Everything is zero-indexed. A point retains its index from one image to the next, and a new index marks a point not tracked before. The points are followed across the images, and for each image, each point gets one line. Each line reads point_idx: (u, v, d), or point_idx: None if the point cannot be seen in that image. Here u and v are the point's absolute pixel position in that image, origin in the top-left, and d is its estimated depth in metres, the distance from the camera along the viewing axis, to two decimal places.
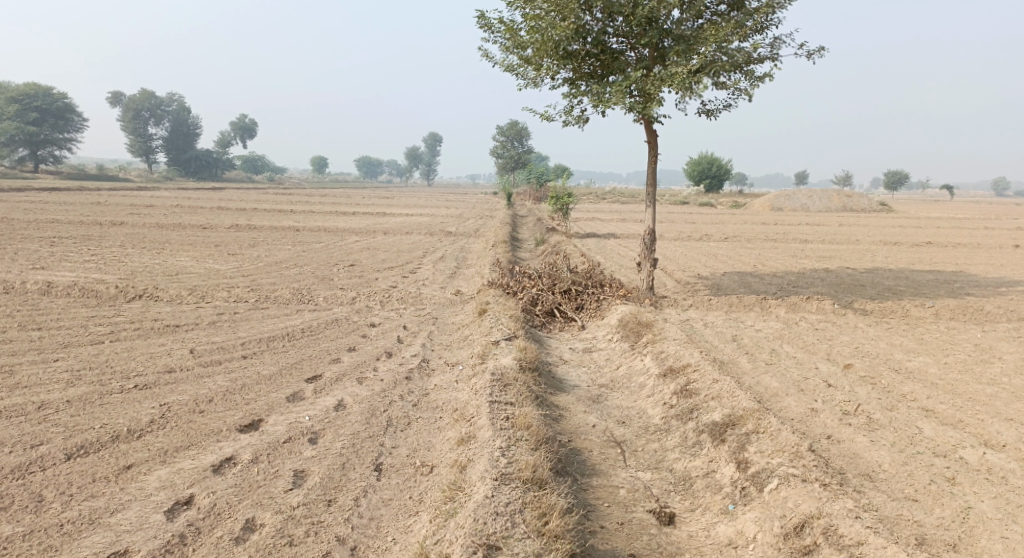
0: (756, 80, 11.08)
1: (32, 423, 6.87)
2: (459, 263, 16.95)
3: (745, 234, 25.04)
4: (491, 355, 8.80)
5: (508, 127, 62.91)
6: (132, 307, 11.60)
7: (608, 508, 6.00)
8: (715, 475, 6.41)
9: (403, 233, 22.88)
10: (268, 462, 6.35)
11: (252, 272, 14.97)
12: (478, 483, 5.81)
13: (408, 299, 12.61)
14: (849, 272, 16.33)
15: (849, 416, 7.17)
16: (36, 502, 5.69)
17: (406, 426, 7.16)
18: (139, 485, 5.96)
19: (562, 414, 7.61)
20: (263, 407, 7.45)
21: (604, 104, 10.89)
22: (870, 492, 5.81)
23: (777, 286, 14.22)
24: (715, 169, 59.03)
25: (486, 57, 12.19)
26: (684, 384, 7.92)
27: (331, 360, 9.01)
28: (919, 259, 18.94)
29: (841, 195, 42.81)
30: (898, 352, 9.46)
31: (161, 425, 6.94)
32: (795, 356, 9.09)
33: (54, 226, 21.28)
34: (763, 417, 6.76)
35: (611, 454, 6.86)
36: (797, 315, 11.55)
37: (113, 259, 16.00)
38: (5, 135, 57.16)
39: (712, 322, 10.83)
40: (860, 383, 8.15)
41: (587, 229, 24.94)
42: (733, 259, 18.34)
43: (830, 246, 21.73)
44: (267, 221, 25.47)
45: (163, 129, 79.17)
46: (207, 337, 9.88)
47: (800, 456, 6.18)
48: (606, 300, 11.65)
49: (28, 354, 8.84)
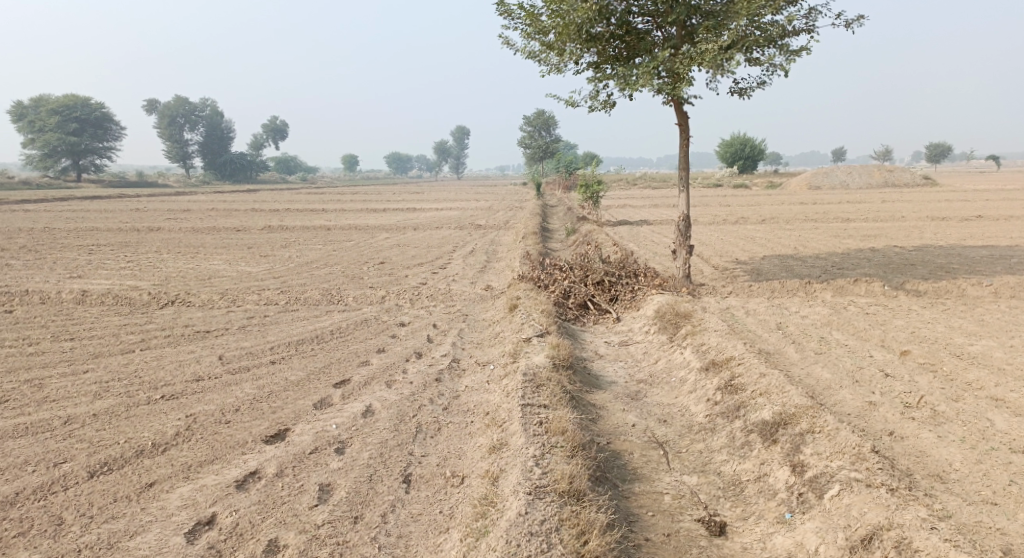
0: (793, 54, 10.46)
1: (57, 439, 6.69)
2: (489, 256, 16.61)
3: (784, 215, 24.25)
4: (523, 354, 8.40)
5: (536, 117, 62.70)
6: (164, 314, 11.46)
7: (653, 518, 5.60)
8: (769, 480, 5.94)
9: (433, 228, 22.66)
10: (294, 476, 6.06)
11: (283, 274, 14.79)
12: (512, 497, 5.45)
13: (438, 296, 12.30)
14: (896, 251, 15.60)
15: (911, 409, 6.64)
16: (55, 526, 5.48)
17: (437, 432, 6.82)
18: (161, 505, 5.72)
19: (599, 414, 7.20)
20: (290, 416, 7.18)
21: (630, 87, 10.40)
22: (943, 495, 5.32)
23: (820, 268, 13.58)
24: (749, 150, 57.70)
25: (508, 44, 11.72)
26: (729, 378, 7.43)
27: (360, 363, 8.72)
28: (969, 234, 18.08)
29: (883, 169, 41.67)
30: (958, 335, 8.84)
31: (186, 438, 6.70)
32: (846, 345, 8.55)
33: (92, 234, 21.44)
34: (818, 415, 6.25)
35: (654, 457, 6.44)
36: (845, 299, 10.97)
37: (148, 265, 15.97)
38: (48, 145, 58.85)
39: (754, 309, 10.31)
40: (919, 371, 7.59)
41: (619, 216, 24.46)
42: (773, 241, 17.71)
43: (874, 223, 20.98)
44: (299, 221, 25.45)
45: (198, 134, 80.34)
46: (236, 342, 9.67)
47: (862, 459, 5.68)
48: (641, 290, 11.16)
49: (58, 366, 8.71)
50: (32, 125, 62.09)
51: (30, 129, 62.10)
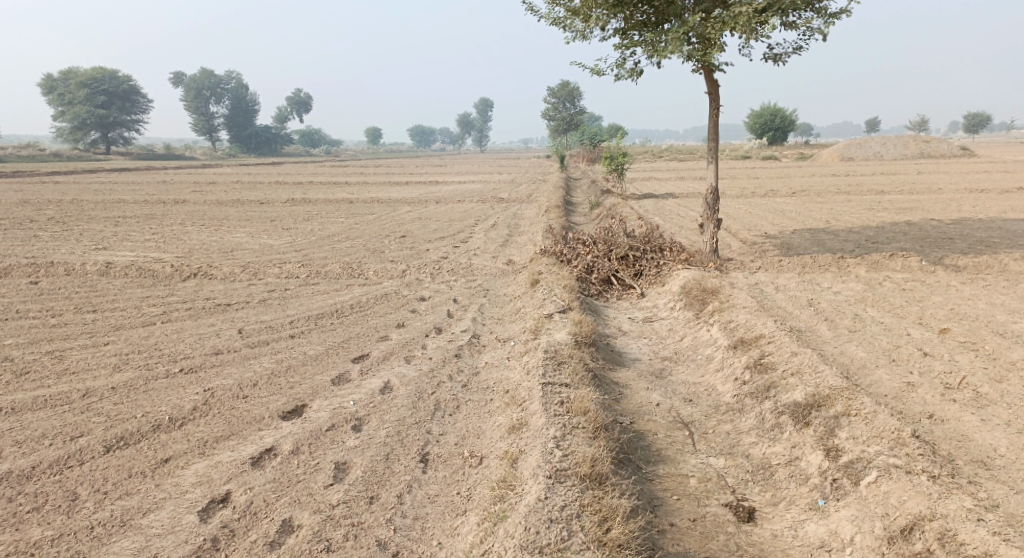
0: (832, 17, 9.96)
1: (75, 412, 6.62)
2: (512, 230, 16.35)
3: (814, 187, 23.64)
4: (544, 330, 8.18)
5: (560, 88, 61.61)
6: (185, 286, 11.40)
7: (678, 502, 5.39)
8: (800, 464, 5.69)
9: (456, 201, 22.41)
10: (310, 454, 5.93)
11: (305, 246, 14.68)
12: (531, 481, 5.26)
13: (459, 270, 12.10)
14: (933, 225, 15.06)
15: (952, 391, 6.33)
16: (69, 501, 5.41)
17: (456, 410, 6.65)
18: (175, 481, 5.62)
19: (621, 393, 6.99)
20: (307, 391, 7.04)
21: (659, 53, 10.01)
22: (988, 483, 5.04)
23: (854, 243, 13.15)
24: (779, 121, 56.39)
25: (532, 10, 11.32)
26: (758, 357, 7.14)
27: (379, 338, 8.56)
28: (1010, 206, 17.43)
29: (919, 140, 40.55)
30: (1000, 313, 8.46)
31: (203, 412, 6.60)
32: (881, 322, 8.21)
33: (119, 206, 21.49)
34: (854, 397, 5.94)
35: (679, 438, 6.22)
36: (879, 275, 10.58)
37: (172, 237, 15.94)
38: (77, 118, 59.45)
39: (784, 285, 9.97)
40: (960, 350, 7.25)
41: (644, 189, 24.02)
42: (804, 215, 17.23)
43: (910, 196, 20.35)
44: (323, 194, 25.37)
45: (224, 107, 80.55)
46: (256, 316, 9.56)
47: (901, 444, 5.39)
48: (667, 265, 10.84)
49: (79, 338, 8.65)
50: (63, 98, 62.34)
51: (60, 101, 62.51)
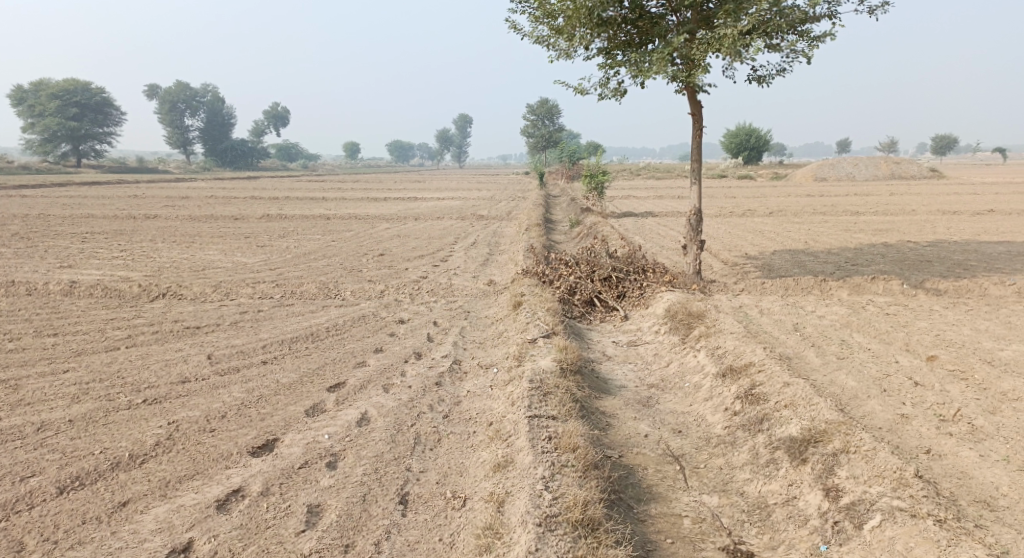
0: (815, 41, 9.89)
1: (27, 448, 6.20)
2: (492, 249, 16.08)
3: (791, 207, 23.72)
4: (528, 357, 7.90)
5: (540, 106, 61.54)
6: (153, 308, 10.95)
7: (672, 545, 5.15)
8: (798, 504, 5.48)
9: (435, 218, 22.10)
10: (280, 495, 5.57)
11: (279, 265, 14.26)
12: (519, 529, 5.00)
13: (438, 291, 11.79)
14: (911, 247, 15.08)
15: (948, 424, 6.16)
16: (15, 552, 5.01)
17: (437, 444, 6.34)
18: (133, 528, 5.24)
19: (609, 424, 6.73)
20: (280, 424, 6.68)
21: (643, 74, 9.85)
22: (995, 527, 4.87)
23: (834, 264, 13.07)
24: (753, 140, 56.96)
25: (514, 28, 11.13)
26: (748, 387, 6.91)
27: (355, 365, 8.22)
28: (984, 229, 17.57)
29: (890, 161, 41.05)
30: (986, 340, 8.35)
31: (167, 448, 6.21)
32: (869, 349, 8.05)
33: (87, 222, 20.85)
34: (852, 433, 5.74)
35: (669, 473, 5.97)
36: (862, 298, 10.47)
37: (141, 255, 15.42)
38: (48, 130, 58.33)
39: (769, 309, 9.80)
40: (951, 379, 7.10)
41: (623, 208, 23.91)
42: (783, 235, 17.18)
43: (885, 217, 20.46)
44: (299, 210, 24.93)
45: (198, 120, 79.57)
46: (227, 340, 9.16)
47: (905, 485, 5.20)
48: (650, 287, 10.63)
49: (38, 365, 8.20)
50: (33, 110, 61.15)
51: (30, 114, 61.43)
